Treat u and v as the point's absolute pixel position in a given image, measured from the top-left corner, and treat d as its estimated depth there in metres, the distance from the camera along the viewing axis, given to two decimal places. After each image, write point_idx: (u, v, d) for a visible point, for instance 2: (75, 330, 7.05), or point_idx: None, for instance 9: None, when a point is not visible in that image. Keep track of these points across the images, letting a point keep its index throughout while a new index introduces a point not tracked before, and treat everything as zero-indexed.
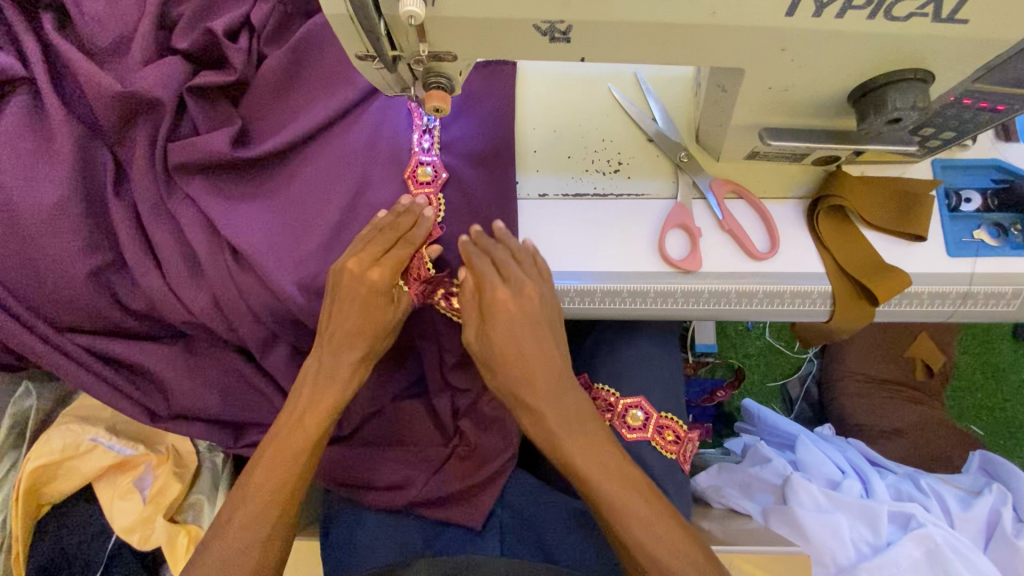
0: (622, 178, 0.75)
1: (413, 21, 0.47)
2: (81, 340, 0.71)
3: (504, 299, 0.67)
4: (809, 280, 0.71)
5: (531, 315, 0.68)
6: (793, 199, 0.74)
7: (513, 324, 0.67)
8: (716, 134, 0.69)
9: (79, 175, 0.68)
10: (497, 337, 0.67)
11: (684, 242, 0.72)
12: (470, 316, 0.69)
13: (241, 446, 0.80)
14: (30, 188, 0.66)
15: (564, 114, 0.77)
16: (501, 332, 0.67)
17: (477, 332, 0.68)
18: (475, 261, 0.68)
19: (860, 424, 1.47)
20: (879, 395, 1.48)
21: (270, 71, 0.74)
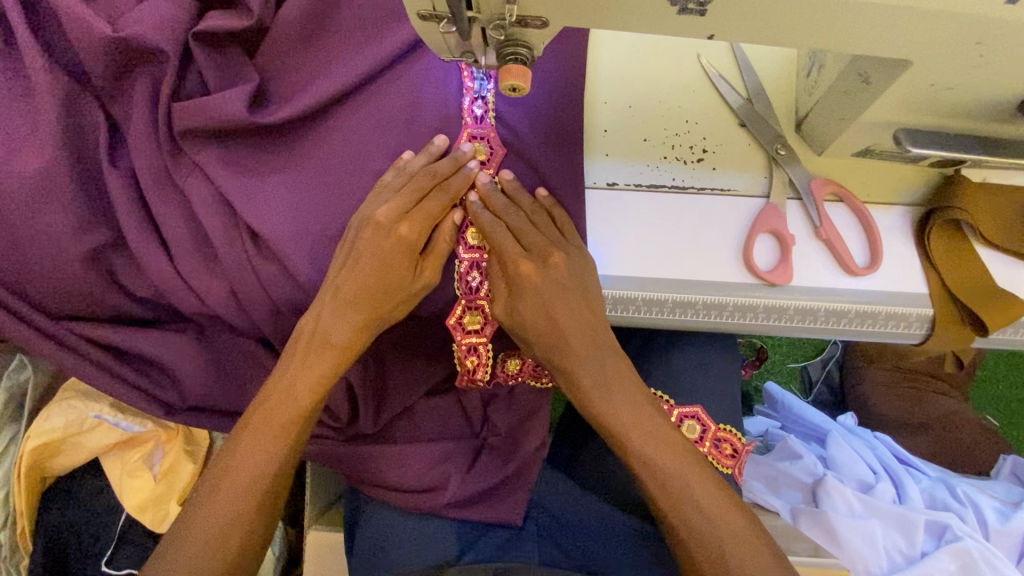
0: (706, 169, 0.64)
1: None
2: (79, 328, 0.62)
3: (527, 269, 0.58)
4: (909, 300, 0.62)
5: (563, 286, 0.59)
6: (900, 206, 0.64)
7: (543, 296, 0.58)
8: (828, 128, 0.58)
9: (66, 137, 0.56)
10: (528, 319, 0.59)
11: (773, 250, 0.63)
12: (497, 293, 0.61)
13: None
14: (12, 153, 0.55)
15: (642, 89, 0.65)
16: (531, 305, 0.59)
17: (513, 325, 0.60)
18: (490, 229, 0.60)
19: (882, 415, 1.39)
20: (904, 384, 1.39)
21: (295, 16, 0.61)
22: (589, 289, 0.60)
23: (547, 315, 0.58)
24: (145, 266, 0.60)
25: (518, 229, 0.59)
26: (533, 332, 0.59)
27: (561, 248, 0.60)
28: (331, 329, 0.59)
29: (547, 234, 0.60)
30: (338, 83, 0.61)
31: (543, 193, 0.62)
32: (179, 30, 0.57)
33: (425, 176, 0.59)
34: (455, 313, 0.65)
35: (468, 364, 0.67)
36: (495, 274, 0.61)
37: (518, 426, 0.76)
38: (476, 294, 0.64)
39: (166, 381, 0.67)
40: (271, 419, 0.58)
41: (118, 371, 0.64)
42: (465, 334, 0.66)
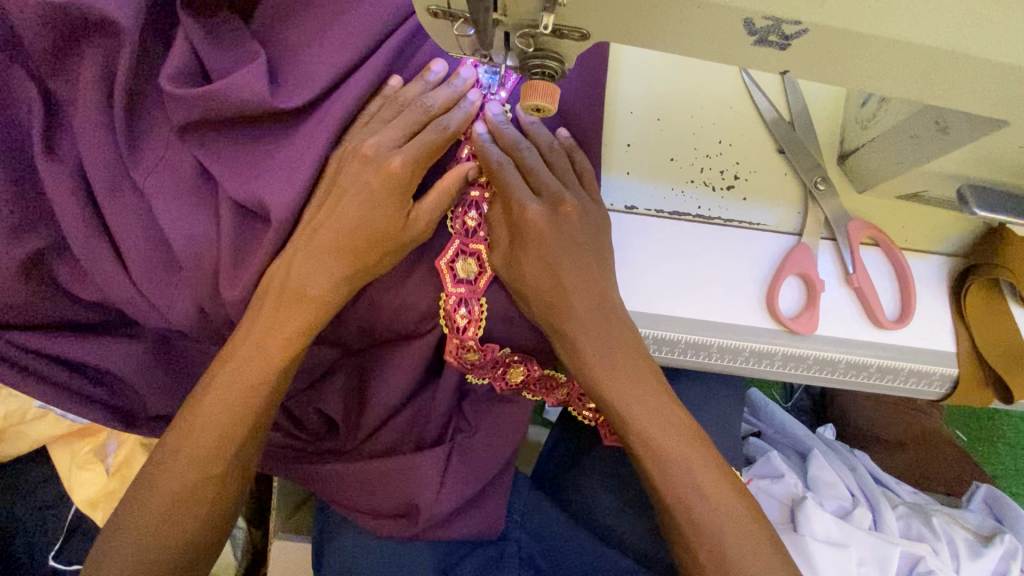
0: (736, 199, 0.58)
1: None
2: (14, 339, 0.54)
3: (536, 214, 0.51)
4: (934, 360, 0.58)
5: (573, 240, 0.52)
6: (938, 255, 0.59)
7: (549, 248, 0.51)
8: (878, 166, 0.52)
9: None
10: (531, 273, 0.51)
11: (798, 293, 0.58)
12: (499, 238, 0.53)
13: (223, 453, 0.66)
14: None
15: (673, 101, 0.58)
16: (536, 257, 0.51)
17: (513, 280, 0.52)
18: (498, 167, 0.52)
19: (859, 430, 1.33)
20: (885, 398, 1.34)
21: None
22: (597, 244, 0.53)
23: (551, 271, 0.51)
24: (92, 272, 0.52)
25: (531, 169, 0.53)
26: (534, 289, 0.52)
27: (575, 197, 0.53)
28: (304, 300, 0.50)
29: (562, 179, 0.53)
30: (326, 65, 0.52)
31: (565, 135, 0.55)
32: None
33: (418, 109, 0.51)
34: (449, 255, 0.55)
35: (456, 323, 0.56)
36: (496, 220, 0.54)
37: (490, 430, 0.67)
38: (474, 236, 0.56)
39: (124, 390, 0.59)
40: (223, 408, 0.48)
41: (67, 385, 0.56)
42: (456, 283, 0.55)
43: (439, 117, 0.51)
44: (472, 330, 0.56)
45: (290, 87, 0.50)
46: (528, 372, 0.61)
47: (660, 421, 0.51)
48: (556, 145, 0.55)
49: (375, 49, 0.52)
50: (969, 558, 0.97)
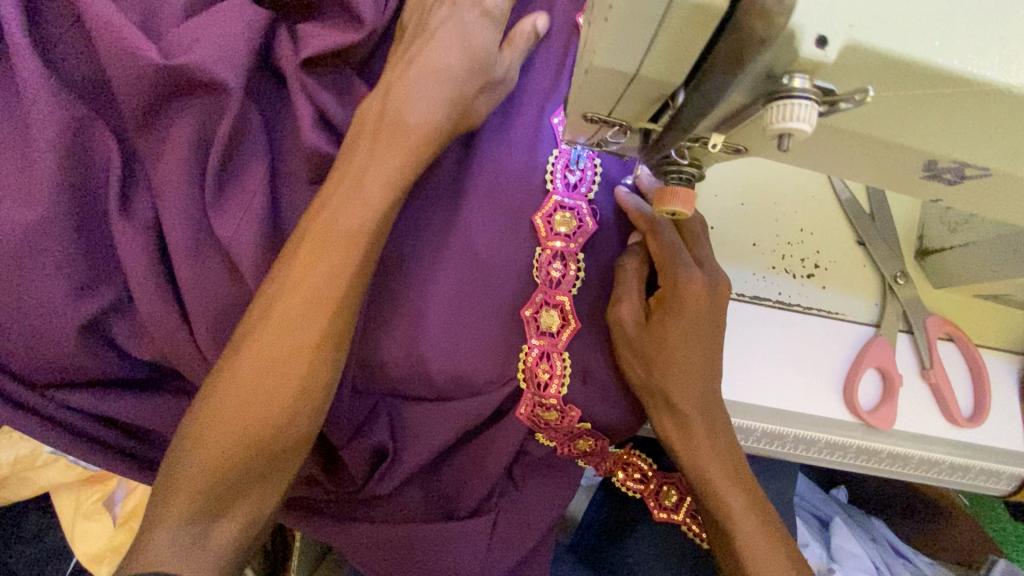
0: (816, 287, 0.57)
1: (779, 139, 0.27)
2: (56, 398, 0.50)
3: (698, 293, 0.51)
4: (1004, 459, 0.58)
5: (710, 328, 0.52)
6: (1010, 353, 0.59)
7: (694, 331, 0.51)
8: (966, 268, 0.52)
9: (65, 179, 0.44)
10: (672, 343, 0.50)
11: (877, 385, 0.57)
12: (631, 288, 0.52)
13: None
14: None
15: (756, 187, 0.58)
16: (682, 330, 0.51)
17: (641, 340, 0.50)
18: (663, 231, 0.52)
19: None
20: None
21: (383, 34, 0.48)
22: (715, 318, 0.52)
23: (695, 347, 0.51)
24: (156, 333, 0.49)
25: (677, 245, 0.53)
26: (673, 362, 0.50)
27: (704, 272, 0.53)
28: None
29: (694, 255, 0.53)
30: None
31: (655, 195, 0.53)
32: (244, 47, 0.45)
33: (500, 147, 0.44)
34: (535, 306, 0.52)
35: (538, 376, 0.53)
36: (630, 272, 0.52)
37: (535, 504, 0.61)
38: (557, 287, 0.53)
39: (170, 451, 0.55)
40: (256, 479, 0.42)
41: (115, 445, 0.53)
42: (540, 335, 0.52)
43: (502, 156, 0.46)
44: (555, 383, 0.52)
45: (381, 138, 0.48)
46: (595, 442, 0.58)
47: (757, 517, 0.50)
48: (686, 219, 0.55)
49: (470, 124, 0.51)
50: None
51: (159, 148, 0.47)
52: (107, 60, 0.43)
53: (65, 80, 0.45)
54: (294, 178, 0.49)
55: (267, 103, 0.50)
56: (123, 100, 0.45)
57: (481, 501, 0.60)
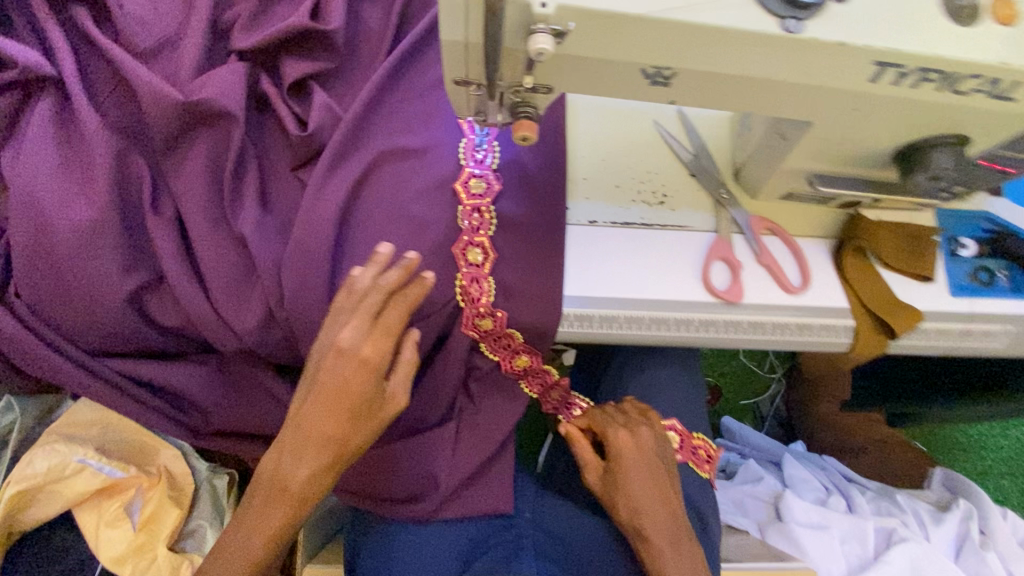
0: (667, 210, 0.78)
1: (539, 57, 0.46)
2: (113, 364, 0.68)
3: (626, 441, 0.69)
4: (834, 315, 0.76)
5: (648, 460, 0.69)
6: (821, 238, 0.80)
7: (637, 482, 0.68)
8: (760, 174, 0.74)
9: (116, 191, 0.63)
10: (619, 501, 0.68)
11: (727, 273, 0.77)
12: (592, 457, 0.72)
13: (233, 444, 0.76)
14: (64, 205, 0.61)
15: (613, 147, 0.80)
16: (633, 496, 0.67)
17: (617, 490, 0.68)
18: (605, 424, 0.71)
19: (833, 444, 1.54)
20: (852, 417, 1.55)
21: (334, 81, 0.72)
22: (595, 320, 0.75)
23: (638, 505, 0.67)
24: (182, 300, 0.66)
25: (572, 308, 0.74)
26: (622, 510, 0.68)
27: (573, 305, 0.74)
28: None
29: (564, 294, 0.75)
30: (364, 139, 0.73)
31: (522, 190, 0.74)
32: (238, 90, 0.66)
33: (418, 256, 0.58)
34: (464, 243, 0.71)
35: (472, 294, 0.71)
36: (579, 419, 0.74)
37: (487, 417, 0.76)
38: (477, 231, 0.72)
39: (192, 409, 0.73)
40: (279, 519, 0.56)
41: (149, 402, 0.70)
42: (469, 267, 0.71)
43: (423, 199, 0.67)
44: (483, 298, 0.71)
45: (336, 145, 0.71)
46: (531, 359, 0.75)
47: (653, 480, 0.68)
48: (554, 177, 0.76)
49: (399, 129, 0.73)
50: (934, 524, 1.08)
51: (180, 167, 0.67)
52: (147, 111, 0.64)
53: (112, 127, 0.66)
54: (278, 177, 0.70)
55: (254, 130, 0.71)
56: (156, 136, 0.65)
57: (444, 416, 0.76)
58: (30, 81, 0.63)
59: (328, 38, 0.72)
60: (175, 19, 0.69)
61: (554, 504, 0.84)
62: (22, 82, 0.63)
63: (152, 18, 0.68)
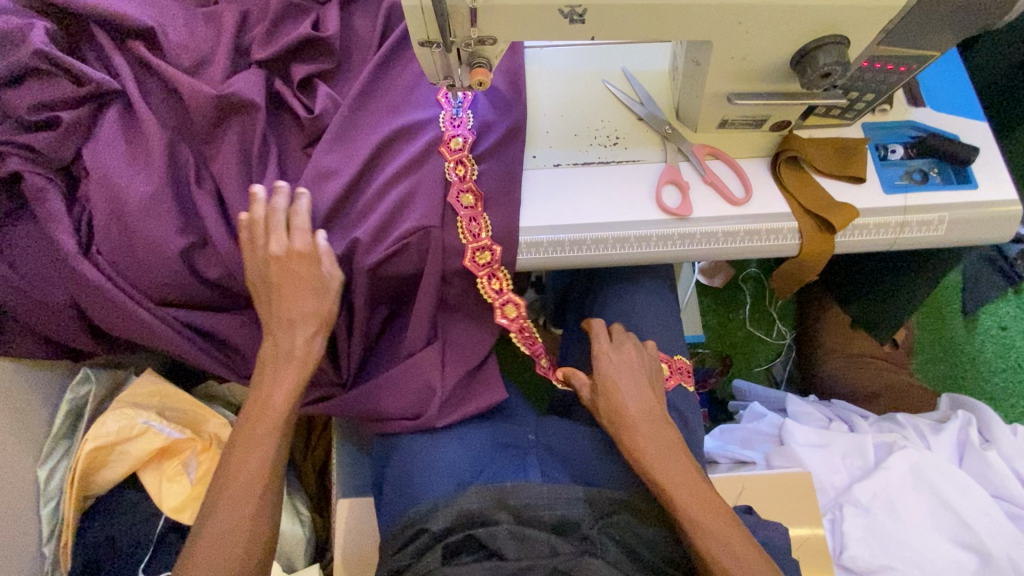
0: (620, 149, 0.91)
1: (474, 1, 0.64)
2: (173, 313, 0.82)
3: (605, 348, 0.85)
4: (777, 219, 0.87)
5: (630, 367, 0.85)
6: (760, 158, 0.91)
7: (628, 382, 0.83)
8: (693, 106, 0.86)
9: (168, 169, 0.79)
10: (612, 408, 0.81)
11: (676, 194, 0.88)
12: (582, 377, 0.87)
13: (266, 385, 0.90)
14: (128, 181, 0.77)
15: (570, 104, 0.93)
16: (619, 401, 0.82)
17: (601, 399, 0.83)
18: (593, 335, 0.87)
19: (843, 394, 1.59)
20: (858, 367, 1.61)
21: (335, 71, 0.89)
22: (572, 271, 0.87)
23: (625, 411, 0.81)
24: (223, 254, 0.80)
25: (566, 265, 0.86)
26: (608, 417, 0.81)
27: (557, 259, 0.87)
28: None
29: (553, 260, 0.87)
30: (360, 114, 0.88)
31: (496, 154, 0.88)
32: (258, 85, 0.83)
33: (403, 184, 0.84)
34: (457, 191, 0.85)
35: (471, 232, 0.85)
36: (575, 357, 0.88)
37: (474, 341, 0.91)
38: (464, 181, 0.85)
39: (236, 353, 0.87)
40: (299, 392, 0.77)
41: (203, 346, 0.85)
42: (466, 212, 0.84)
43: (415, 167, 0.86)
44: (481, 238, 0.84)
45: (338, 120, 0.86)
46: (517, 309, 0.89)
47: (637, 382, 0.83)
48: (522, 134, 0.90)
49: (388, 107, 0.89)
50: (934, 434, 1.11)
51: (217, 151, 0.83)
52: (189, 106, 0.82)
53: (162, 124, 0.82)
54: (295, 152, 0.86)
55: (273, 118, 0.87)
56: (197, 126, 0.82)
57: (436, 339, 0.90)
58: (99, 94, 0.80)
59: (325, 42, 0.89)
60: (206, 40, 0.87)
61: (553, 423, 0.93)
62: (94, 96, 0.80)
63: (189, 40, 0.86)
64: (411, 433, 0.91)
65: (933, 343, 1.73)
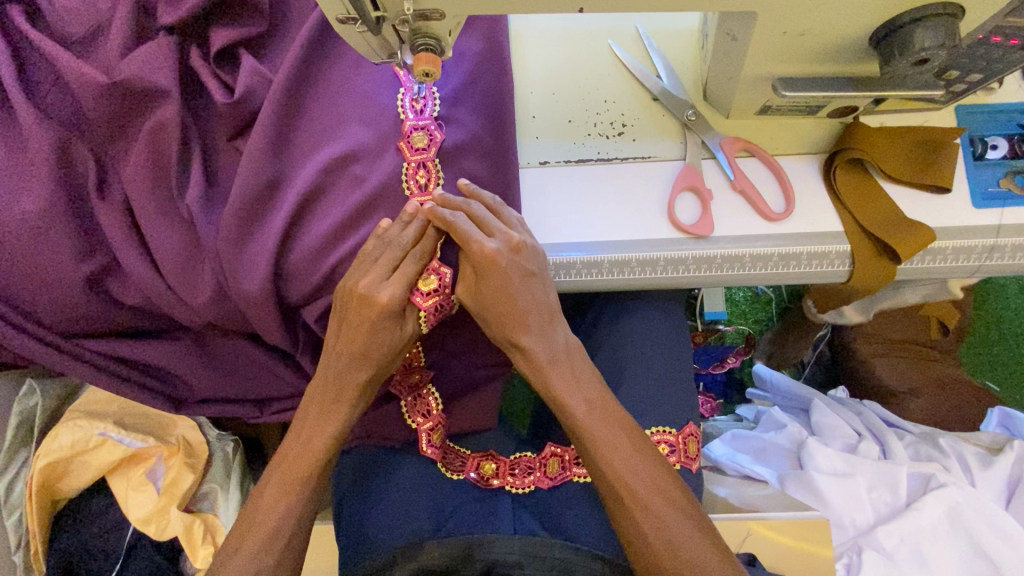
0: (627, 141, 0.71)
1: None
2: (91, 345, 0.72)
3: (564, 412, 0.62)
4: (825, 240, 0.67)
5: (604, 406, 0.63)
6: (810, 155, 0.70)
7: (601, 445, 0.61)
8: (725, 89, 0.65)
9: (60, 178, 0.65)
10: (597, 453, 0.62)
11: (696, 205, 0.69)
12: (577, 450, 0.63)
13: (267, 414, 0.79)
14: (14, 200, 0.64)
15: (565, 78, 0.73)
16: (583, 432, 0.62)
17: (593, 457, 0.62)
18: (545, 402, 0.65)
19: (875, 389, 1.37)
20: (900, 355, 1.36)
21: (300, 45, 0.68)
22: (559, 308, 0.66)
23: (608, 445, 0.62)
24: (139, 282, 0.68)
25: (476, 212, 0.64)
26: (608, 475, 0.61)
27: (521, 235, 0.65)
28: None
29: (507, 224, 0.65)
30: (297, 96, 0.69)
31: (469, 148, 0.69)
32: (165, 65, 0.66)
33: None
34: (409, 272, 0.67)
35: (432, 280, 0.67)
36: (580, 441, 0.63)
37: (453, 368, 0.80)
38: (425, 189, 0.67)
39: (176, 381, 0.77)
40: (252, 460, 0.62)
41: (133, 378, 0.74)
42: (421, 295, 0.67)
43: (367, 169, 0.68)
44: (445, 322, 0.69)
45: (266, 106, 0.67)
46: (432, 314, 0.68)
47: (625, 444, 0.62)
48: (503, 121, 0.70)
49: (334, 87, 0.70)
50: (981, 468, 0.98)
51: (124, 152, 0.68)
52: (78, 95, 0.65)
53: (51, 119, 0.67)
54: (222, 147, 0.70)
55: (193, 102, 0.70)
56: (93, 119, 0.66)
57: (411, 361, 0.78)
58: None
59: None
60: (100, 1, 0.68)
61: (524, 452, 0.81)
62: None
63: (77, 2, 0.68)
64: (370, 460, 0.81)
65: (996, 325, 1.46)
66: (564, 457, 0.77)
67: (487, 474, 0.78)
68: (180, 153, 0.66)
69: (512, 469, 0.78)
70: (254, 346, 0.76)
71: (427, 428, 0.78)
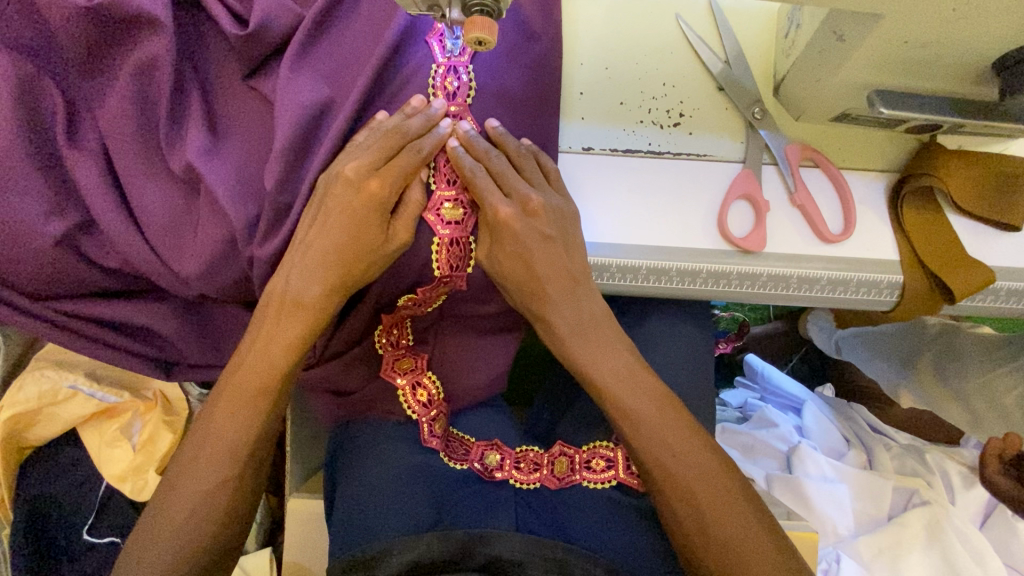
0: (683, 133, 0.64)
1: None
2: (63, 309, 0.64)
3: None
4: (879, 268, 0.62)
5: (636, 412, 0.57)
6: (876, 174, 0.64)
7: None
8: (803, 90, 0.58)
9: (24, 120, 0.55)
10: None
11: (748, 216, 0.63)
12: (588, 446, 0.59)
13: None
14: None
15: (622, 51, 0.64)
16: None
17: None
18: None
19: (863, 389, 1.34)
20: None
21: None
22: (582, 275, 0.59)
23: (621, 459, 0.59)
24: (117, 244, 0.59)
25: (496, 166, 0.57)
26: None
27: (543, 196, 0.58)
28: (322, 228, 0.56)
29: (530, 179, 0.58)
30: (317, 38, 0.59)
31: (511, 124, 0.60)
32: None
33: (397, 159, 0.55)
34: (430, 202, 0.58)
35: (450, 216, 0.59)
36: None
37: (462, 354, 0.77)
38: (455, 98, 0.58)
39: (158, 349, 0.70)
40: (253, 446, 0.56)
41: (110, 346, 0.66)
42: (444, 224, 0.59)
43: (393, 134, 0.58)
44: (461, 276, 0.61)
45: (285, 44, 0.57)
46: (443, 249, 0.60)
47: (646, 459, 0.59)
48: (550, 95, 0.61)
49: (358, 33, 0.59)
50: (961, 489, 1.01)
51: (102, 90, 0.57)
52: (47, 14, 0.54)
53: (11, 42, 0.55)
54: (225, 92, 0.60)
55: (189, 32, 0.58)
56: (66, 48, 0.56)
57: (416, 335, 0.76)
58: None
59: None
60: None
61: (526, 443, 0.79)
62: None
63: None
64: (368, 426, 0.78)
65: None
66: (573, 458, 0.77)
67: (491, 467, 0.76)
68: (173, 99, 0.56)
69: (517, 463, 0.77)
70: (250, 315, 0.69)
71: (428, 418, 0.75)
